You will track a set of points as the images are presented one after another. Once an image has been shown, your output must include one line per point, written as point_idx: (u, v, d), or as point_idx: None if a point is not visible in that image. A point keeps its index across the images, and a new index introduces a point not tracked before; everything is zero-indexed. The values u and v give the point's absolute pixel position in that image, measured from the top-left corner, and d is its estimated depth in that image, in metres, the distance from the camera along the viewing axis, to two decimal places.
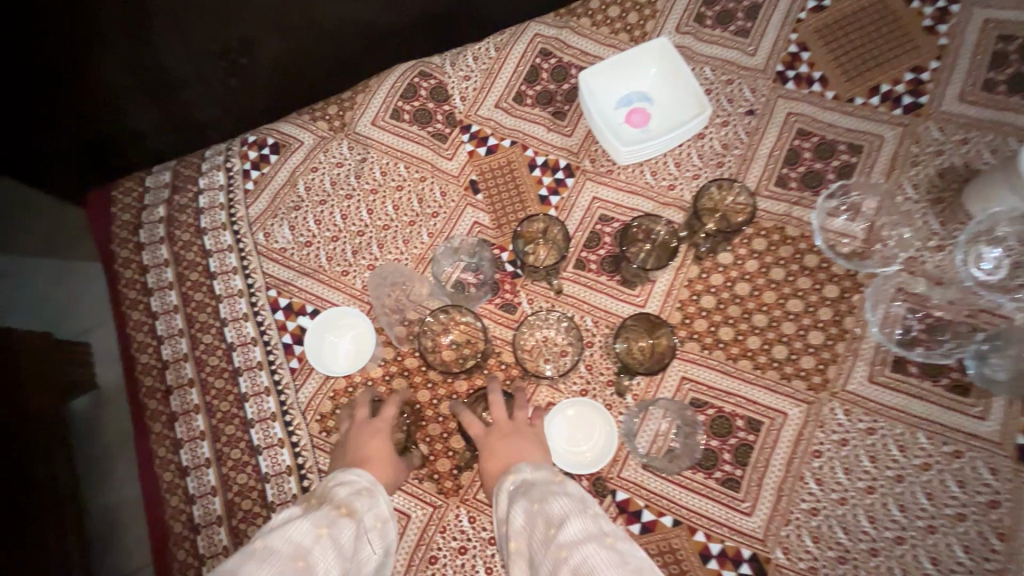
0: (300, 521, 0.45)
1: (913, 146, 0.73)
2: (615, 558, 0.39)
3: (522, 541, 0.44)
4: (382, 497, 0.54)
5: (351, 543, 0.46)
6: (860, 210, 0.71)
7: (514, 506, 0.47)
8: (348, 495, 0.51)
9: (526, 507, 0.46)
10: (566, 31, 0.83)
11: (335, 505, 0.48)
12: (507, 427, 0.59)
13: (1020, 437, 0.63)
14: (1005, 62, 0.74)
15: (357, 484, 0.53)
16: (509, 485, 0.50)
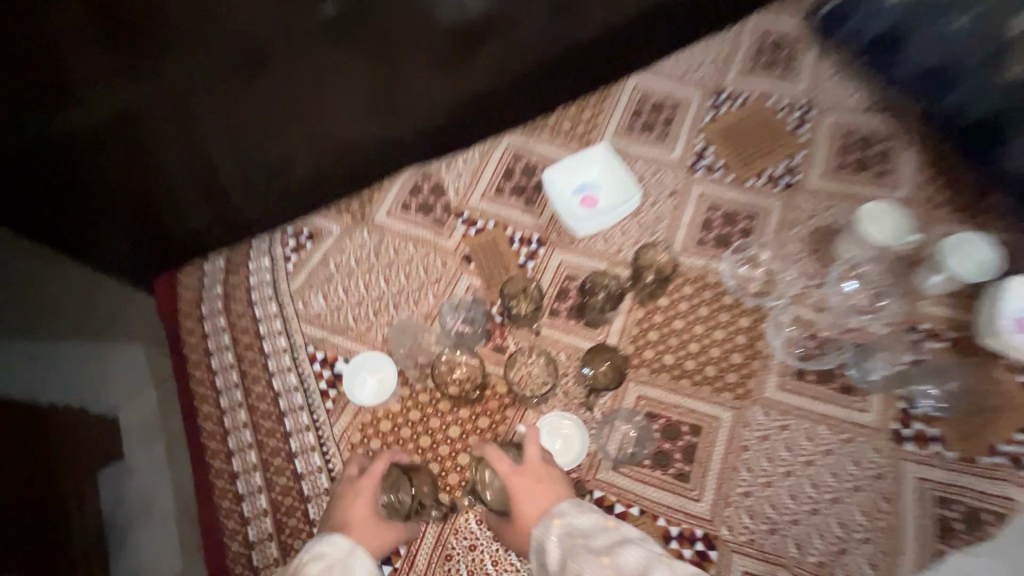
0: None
1: (792, 213, 0.98)
2: None
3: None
4: (352, 555, 0.67)
5: None
6: (759, 261, 0.95)
7: (573, 551, 0.61)
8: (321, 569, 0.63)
9: (594, 554, 0.59)
10: (531, 139, 1.09)
11: None
12: (536, 467, 0.74)
13: (895, 423, 0.82)
14: (849, 150, 1.02)
15: (328, 557, 0.65)
16: (560, 528, 0.65)
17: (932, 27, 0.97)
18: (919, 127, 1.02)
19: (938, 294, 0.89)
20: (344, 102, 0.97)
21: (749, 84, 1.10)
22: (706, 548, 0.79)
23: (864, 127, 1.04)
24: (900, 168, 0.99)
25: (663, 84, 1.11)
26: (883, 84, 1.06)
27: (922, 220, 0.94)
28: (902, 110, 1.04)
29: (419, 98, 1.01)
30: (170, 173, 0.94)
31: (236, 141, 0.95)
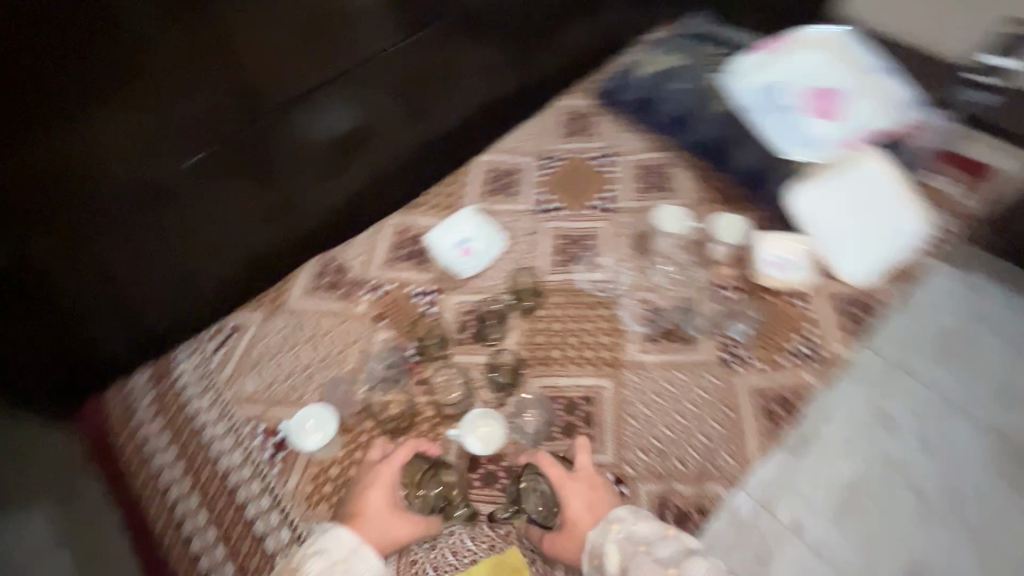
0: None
1: (619, 227, 1.28)
2: None
3: None
4: (356, 555, 0.85)
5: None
6: (604, 265, 1.24)
7: (637, 554, 0.82)
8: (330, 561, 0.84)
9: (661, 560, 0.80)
10: (410, 215, 1.31)
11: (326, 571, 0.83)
12: (586, 480, 0.95)
13: (723, 354, 1.11)
14: (649, 176, 1.34)
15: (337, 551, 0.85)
16: (620, 533, 0.86)
17: (669, 87, 1.41)
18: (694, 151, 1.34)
19: (726, 259, 1.23)
20: (248, 216, 1.15)
21: (569, 145, 1.41)
22: (619, 485, 0.99)
23: (657, 158, 1.36)
24: (686, 183, 1.31)
25: (504, 156, 1.39)
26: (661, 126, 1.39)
27: (707, 211, 1.28)
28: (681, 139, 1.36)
29: (313, 199, 1.23)
30: (89, 318, 1.05)
31: (150, 272, 1.08)
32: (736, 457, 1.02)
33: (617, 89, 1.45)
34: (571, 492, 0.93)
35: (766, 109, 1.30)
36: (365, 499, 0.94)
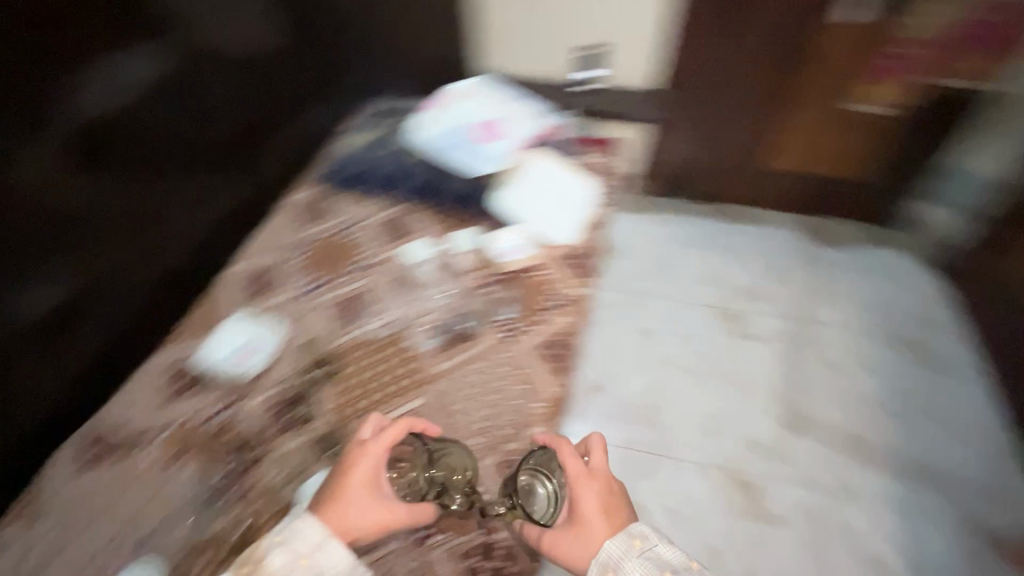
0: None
1: (382, 277, 1.43)
2: None
3: None
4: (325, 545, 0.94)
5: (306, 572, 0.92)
6: (381, 311, 1.37)
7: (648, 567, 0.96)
8: (303, 545, 0.94)
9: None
10: (170, 350, 1.27)
11: (298, 559, 0.93)
12: (593, 476, 1.08)
13: (501, 334, 1.34)
14: (391, 229, 1.53)
15: (311, 539, 0.95)
16: (637, 542, 0.99)
17: (379, 155, 1.66)
18: (419, 196, 1.58)
19: (476, 262, 1.46)
20: None
21: (311, 229, 1.53)
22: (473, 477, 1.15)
23: (391, 212, 1.56)
24: (421, 224, 1.53)
25: (252, 260, 1.46)
26: (385, 186, 1.60)
27: (446, 234, 1.51)
28: (405, 190, 1.58)
29: (35, 395, 1.11)
30: None
31: None
32: (538, 407, 1.26)
33: (338, 169, 1.65)
34: (585, 488, 1.05)
35: (451, 151, 1.62)
36: (352, 475, 1.00)
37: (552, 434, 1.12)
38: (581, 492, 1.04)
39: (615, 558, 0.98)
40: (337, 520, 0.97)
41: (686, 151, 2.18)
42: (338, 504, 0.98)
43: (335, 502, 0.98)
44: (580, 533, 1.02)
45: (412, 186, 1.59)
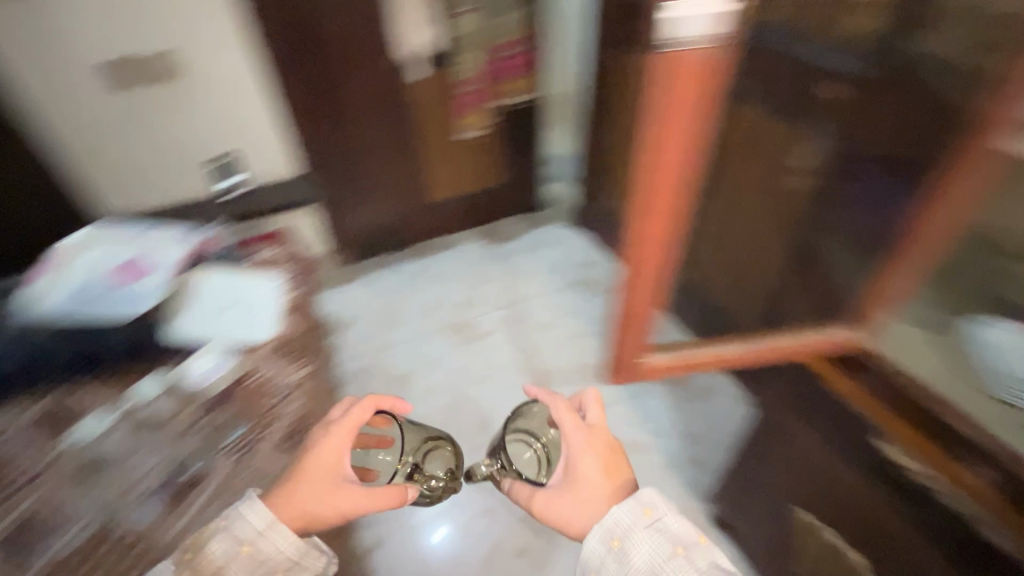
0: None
1: (53, 485, 1.17)
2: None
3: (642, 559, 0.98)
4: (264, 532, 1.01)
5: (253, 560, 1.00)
6: (68, 519, 1.15)
7: (653, 533, 1.00)
8: (244, 534, 1.01)
9: (675, 550, 0.97)
10: None
11: (247, 543, 1.01)
12: (595, 432, 1.19)
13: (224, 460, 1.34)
14: (42, 427, 1.23)
15: (257, 528, 1.01)
16: (643, 505, 1.03)
17: None
18: (69, 376, 1.28)
19: (174, 409, 1.30)
20: None
21: None
22: None
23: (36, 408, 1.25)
24: (85, 405, 1.26)
25: None
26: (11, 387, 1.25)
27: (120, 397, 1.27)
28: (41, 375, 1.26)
29: None
30: None
31: None
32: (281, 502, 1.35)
33: None
34: (582, 447, 1.16)
35: (91, 304, 1.31)
36: (314, 464, 1.12)
37: (549, 393, 1.26)
38: (577, 453, 1.16)
39: (624, 531, 1.01)
40: (287, 505, 1.06)
41: (362, 220, 2.46)
42: (300, 487, 1.09)
43: (297, 483, 1.09)
44: (581, 495, 1.12)
45: (50, 369, 1.26)
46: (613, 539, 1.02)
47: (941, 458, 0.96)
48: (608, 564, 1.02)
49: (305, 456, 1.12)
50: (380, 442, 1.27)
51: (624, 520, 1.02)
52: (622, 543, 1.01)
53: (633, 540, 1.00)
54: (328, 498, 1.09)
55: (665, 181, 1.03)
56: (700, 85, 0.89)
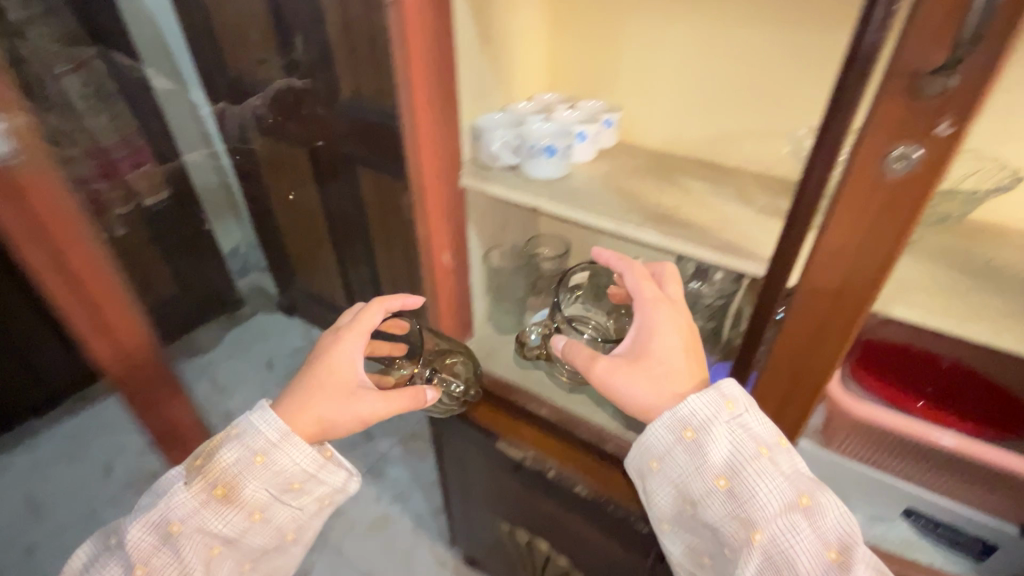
0: (194, 496, 0.74)
1: None
2: (782, 491, 0.68)
3: (714, 460, 0.71)
4: (290, 449, 0.76)
5: (275, 470, 0.77)
6: None
7: (734, 436, 0.71)
8: (252, 441, 0.76)
9: (760, 457, 0.70)
10: None
11: (258, 454, 0.76)
12: (677, 305, 0.83)
13: None
14: None
15: (274, 429, 0.76)
16: (721, 399, 0.72)
17: None
18: None
19: None
20: None
21: None
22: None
23: None
24: None
25: None
26: None
27: None
28: None
29: None
30: None
31: None
32: None
33: None
34: (675, 351, 0.79)
35: None
36: (327, 375, 0.81)
37: (627, 257, 0.85)
38: (660, 339, 0.80)
39: (703, 422, 0.72)
40: (308, 419, 0.78)
41: None
42: (312, 401, 0.79)
43: (312, 395, 0.79)
44: (659, 385, 0.78)
45: None
46: (691, 430, 0.73)
47: (583, 458, 0.94)
48: (683, 451, 0.73)
49: (321, 358, 0.82)
50: (394, 348, 0.92)
51: (705, 413, 0.72)
52: (699, 434, 0.72)
53: (711, 432, 0.72)
54: (329, 415, 0.79)
55: (73, 299, 0.88)
56: (45, 245, 0.81)
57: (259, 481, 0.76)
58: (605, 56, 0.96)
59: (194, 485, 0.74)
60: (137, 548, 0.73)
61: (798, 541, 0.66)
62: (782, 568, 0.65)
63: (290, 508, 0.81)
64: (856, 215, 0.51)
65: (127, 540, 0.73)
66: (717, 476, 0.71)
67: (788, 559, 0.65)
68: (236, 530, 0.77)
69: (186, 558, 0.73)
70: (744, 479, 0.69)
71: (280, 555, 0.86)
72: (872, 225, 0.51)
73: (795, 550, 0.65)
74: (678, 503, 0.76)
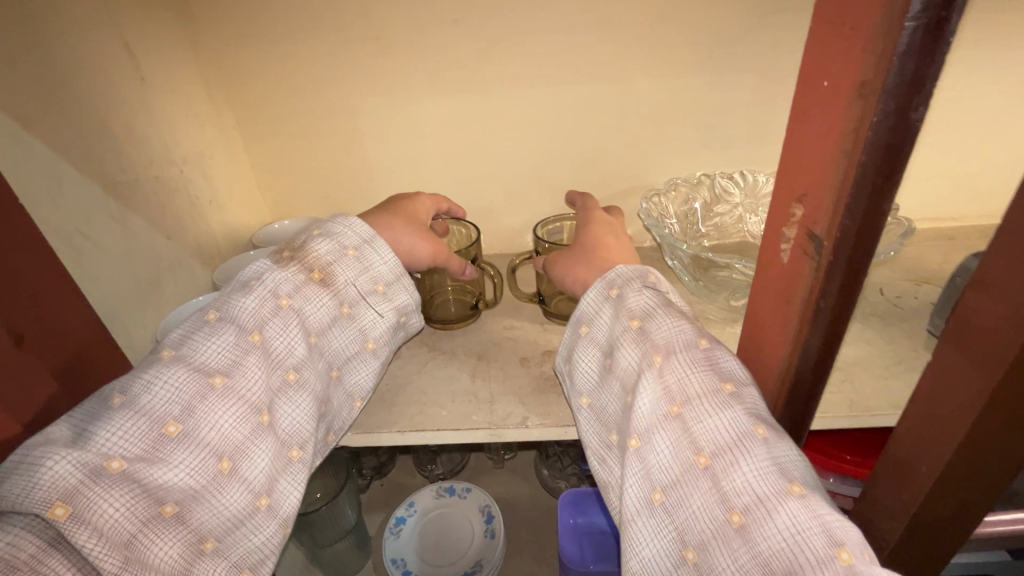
0: (290, 275, 0.43)
1: None
2: (699, 357, 0.35)
3: (630, 310, 0.39)
4: (389, 252, 0.47)
5: (386, 272, 0.48)
6: None
7: (654, 302, 0.39)
8: (339, 231, 0.47)
9: (665, 311, 0.38)
10: None
11: (350, 249, 0.46)
12: (605, 223, 0.50)
13: None
14: None
15: (346, 234, 0.47)
16: (640, 280, 0.40)
17: None
18: None
19: None
20: None
21: None
22: None
23: None
24: None
25: None
26: None
27: None
28: None
29: None
30: None
31: None
32: None
33: None
34: (603, 232, 0.49)
35: None
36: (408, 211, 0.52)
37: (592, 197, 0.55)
38: (585, 229, 0.50)
39: (632, 280, 0.40)
40: (398, 242, 0.49)
41: None
42: (396, 225, 0.50)
43: (398, 221, 0.50)
44: (586, 258, 0.46)
45: None
46: (611, 285, 0.41)
47: None
48: (600, 310, 0.41)
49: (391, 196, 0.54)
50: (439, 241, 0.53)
51: (627, 273, 0.41)
52: (626, 290, 0.40)
53: (640, 292, 0.39)
54: (418, 246, 0.50)
55: None
56: None
57: (379, 272, 0.47)
58: (340, 162, 0.64)
59: (288, 264, 0.43)
60: (244, 313, 0.40)
61: (709, 375, 0.34)
62: (677, 398, 0.34)
63: (386, 321, 0.48)
64: (961, 459, 0.24)
65: (231, 307, 0.40)
66: (629, 317, 0.39)
67: (688, 385, 0.34)
68: (327, 318, 0.44)
69: (294, 353, 0.41)
70: (664, 320, 0.37)
71: (367, 373, 0.47)
72: (975, 470, 0.25)
73: (698, 384, 0.34)
74: (585, 368, 0.41)
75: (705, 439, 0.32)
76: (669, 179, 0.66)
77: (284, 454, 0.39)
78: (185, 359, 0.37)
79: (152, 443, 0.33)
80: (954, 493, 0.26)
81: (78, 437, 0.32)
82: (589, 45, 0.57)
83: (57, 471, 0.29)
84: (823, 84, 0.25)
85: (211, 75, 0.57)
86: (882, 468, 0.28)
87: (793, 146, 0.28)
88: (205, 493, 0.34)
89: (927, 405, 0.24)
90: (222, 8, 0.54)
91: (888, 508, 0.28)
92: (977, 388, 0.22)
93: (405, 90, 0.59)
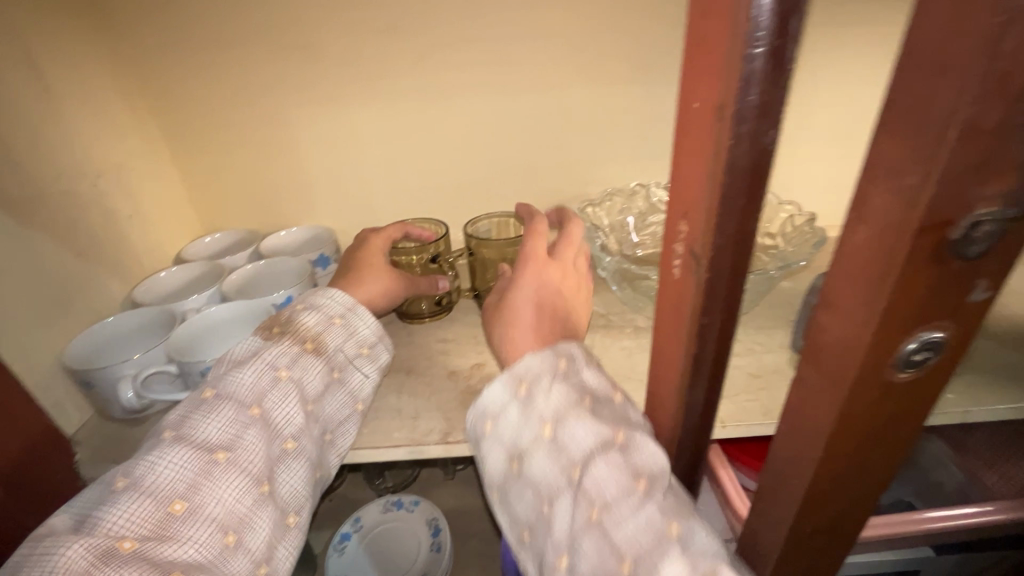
0: (283, 350, 0.42)
1: None
2: (617, 454, 0.32)
3: (540, 413, 0.35)
4: (371, 317, 0.48)
5: (364, 339, 0.47)
6: None
7: (568, 401, 0.35)
8: (317, 302, 0.47)
9: (582, 410, 0.34)
10: None
11: (335, 317, 0.46)
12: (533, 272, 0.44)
13: None
14: None
15: (329, 305, 0.47)
16: (551, 374, 0.36)
17: None
18: None
19: None
20: None
21: None
22: None
23: None
24: None
25: None
26: None
27: None
28: None
29: None
30: None
31: None
32: None
33: None
34: (526, 300, 0.43)
35: None
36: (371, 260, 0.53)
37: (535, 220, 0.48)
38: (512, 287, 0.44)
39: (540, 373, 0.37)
40: (371, 288, 0.50)
41: None
42: (365, 274, 0.51)
43: (368, 270, 0.51)
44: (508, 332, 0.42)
45: None
46: (519, 380, 0.37)
47: None
48: (506, 407, 0.37)
49: (352, 247, 0.55)
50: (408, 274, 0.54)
51: (536, 365, 0.37)
52: (537, 387, 0.36)
53: (549, 389, 0.36)
54: (388, 284, 0.51)
55: None
56: None
57: (362, 337, 0.47)
58: (271, 175, 0.62)
59: (280, 338, 0.43)
60: (242, 388, 0.40)
61: (624, 476, 0.31)
62: (595, 503, 0.31)
63: (376, 381, 0.47)
64: (825, 471, 0.25)
65: (227, 383, 0.40)
66: (540, 421, 0.35)
67: (604, 486, 0.31)
68: (321, 386, 0.43)
69: (292, 423, 0.40)
70: (577, 420, 0.34)
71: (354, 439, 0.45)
72: (840, 481, 0.26)
73: (614, 488, 0.31)
74: (477, 436, 0.39)
75: (626, 545, 0.30)
76: (603, 190, 0.67)
77: (283, 521, 0.39)
78: (186, 438, 0.37)
79: (157, 522, 0.34)
80: (825, 500, 0.26)
81: (84, 524, 0.33)
82: (512, 58, 0.57)
83: (69, 557, 0.31)
84: (693, 107, 0.25)
85: (129, 85, 0.55)
86: (764, 480, 0.29)
87: (675, 167, 0.28)
88: (212, 566, 0.34)
89: (794, 421, 0.25)
90: (136, 17, 0.52)
91: (771, 520, 0.29)
92: (830, 404, 0.23)
93: (332, 101, 0.58)
